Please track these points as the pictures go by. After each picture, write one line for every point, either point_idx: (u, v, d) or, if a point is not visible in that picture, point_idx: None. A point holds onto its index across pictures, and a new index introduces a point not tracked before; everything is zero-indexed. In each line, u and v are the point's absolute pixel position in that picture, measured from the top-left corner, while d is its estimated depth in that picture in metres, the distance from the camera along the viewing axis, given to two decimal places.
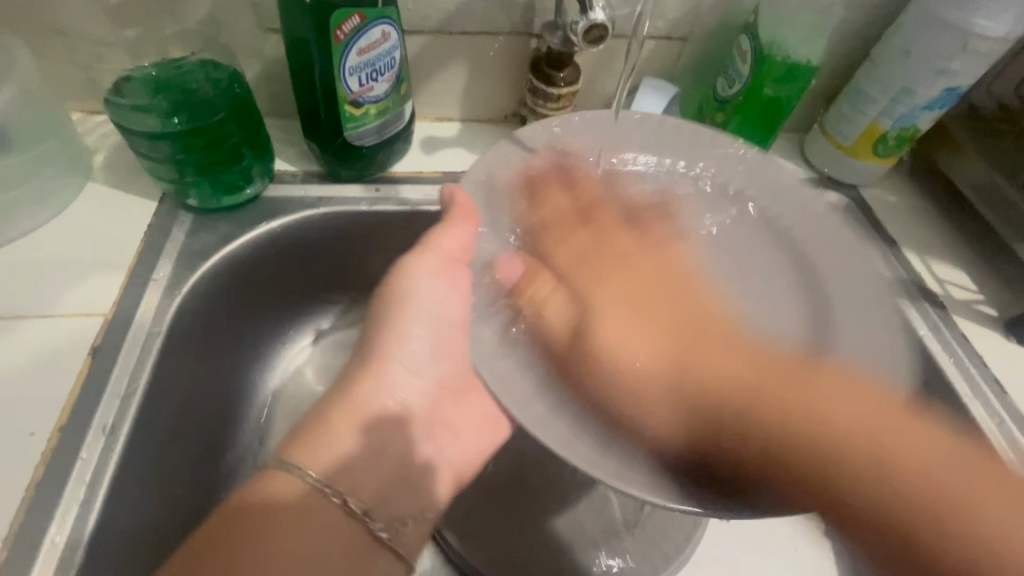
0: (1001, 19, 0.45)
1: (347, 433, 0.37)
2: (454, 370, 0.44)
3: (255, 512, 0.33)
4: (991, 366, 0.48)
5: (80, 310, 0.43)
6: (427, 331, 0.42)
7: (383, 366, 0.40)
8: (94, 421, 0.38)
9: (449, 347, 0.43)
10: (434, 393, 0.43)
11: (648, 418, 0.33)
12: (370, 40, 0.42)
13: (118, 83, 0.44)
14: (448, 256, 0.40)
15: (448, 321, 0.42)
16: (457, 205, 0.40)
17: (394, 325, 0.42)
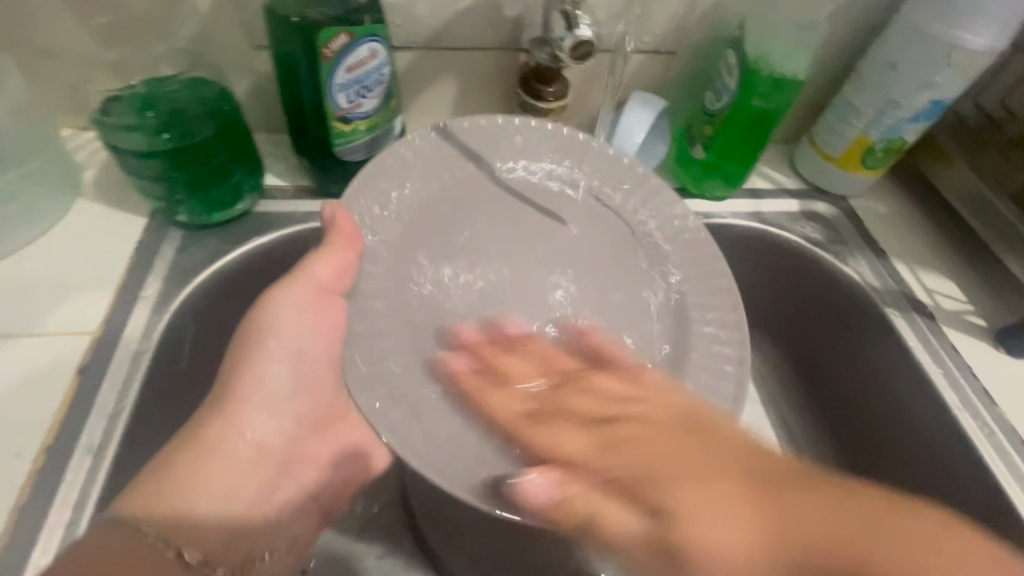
0: (984, 32, 0.45)
1: (195, 483, 0.35)
2: (315, 405, 0.44)
3: (119, 557, 0.30)
4: (980, 376, 0.48)
5: (68, 329, 0.42)
6: (287, 363, 0.41)
7: (237, 408, 0.39)
8: (80, 441, 0.38)
9: (311, 380, 0.43)
10: (291, 431, 0.43)
11: (725, 575, 0.23)
12: (358, 58, 0.42)
13: (106, 104, 0.44)
14: (321, 286, 0.39)
15: (311, 354, 0.42)
16: (337, 229, 0.38)
17: (246, 360, 0.39)
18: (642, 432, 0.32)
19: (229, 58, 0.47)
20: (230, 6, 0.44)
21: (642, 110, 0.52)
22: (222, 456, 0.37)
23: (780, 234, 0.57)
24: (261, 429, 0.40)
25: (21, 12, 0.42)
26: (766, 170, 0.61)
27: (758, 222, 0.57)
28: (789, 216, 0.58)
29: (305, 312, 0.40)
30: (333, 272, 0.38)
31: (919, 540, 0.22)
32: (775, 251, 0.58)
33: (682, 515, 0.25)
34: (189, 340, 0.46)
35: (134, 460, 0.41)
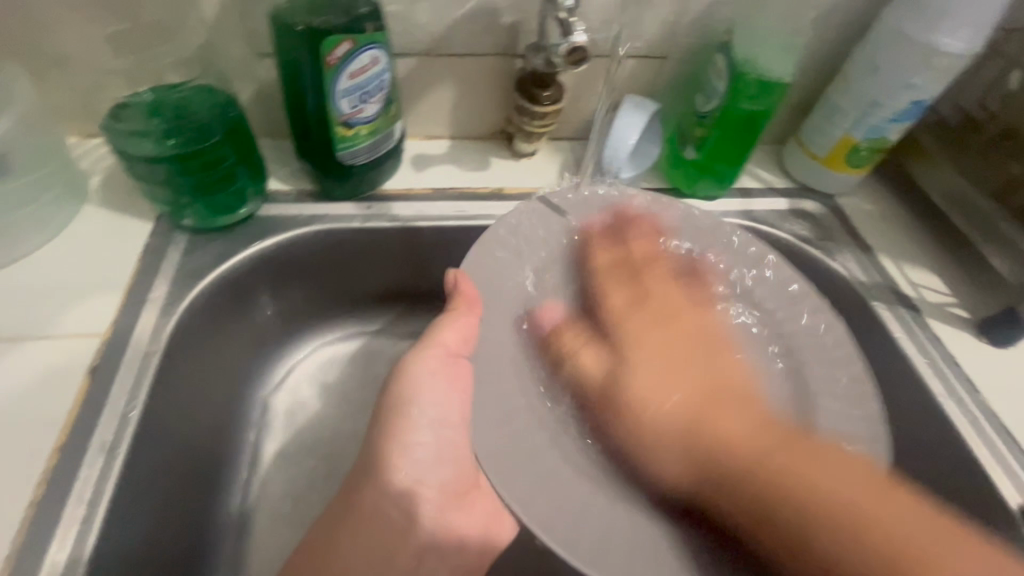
0: (959, 35, 0.47)
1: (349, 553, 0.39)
2: (457, 472, 0.43)
3: None
4: (963, 365, 0.50)
5: (79, 331, 0.43)
6: (430, 433, 0.41)
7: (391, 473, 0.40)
8: (93, 439, 0.39)
9: (450, 451, 0.42)
10: (437, 496, 0.42)
11: (650, 413, 0.40)
12: (359, 65, 0.44)
13: (116, 110, 0.45)
14: (448, 351, 0.40)
15: (449, 423, 0.41)
16: (459, 296, 0.40)
17: (394, 427, 0.41)
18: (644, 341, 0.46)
19: (233, 66, 0.49)
20: (234, 15, 0.45)
21: (634, 114, 0.53)
22: (359, 536, 0.40)
23: (770, 231, 0.59)
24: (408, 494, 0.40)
25: (31, 22, 0.43)
26: (756, 170, 0.63)
27: (750, 220, 0.59)
28: (778, 214, 0.60)
29: (436, 382, 0.41)
30: (458, 339, 0.40)
31: (790, 443, 0.36)
32: (767, 248, 0.59)
33: (633, 379, 0.42)
34: (196, 340, 0.47)
35: (146, 458, 0.41)
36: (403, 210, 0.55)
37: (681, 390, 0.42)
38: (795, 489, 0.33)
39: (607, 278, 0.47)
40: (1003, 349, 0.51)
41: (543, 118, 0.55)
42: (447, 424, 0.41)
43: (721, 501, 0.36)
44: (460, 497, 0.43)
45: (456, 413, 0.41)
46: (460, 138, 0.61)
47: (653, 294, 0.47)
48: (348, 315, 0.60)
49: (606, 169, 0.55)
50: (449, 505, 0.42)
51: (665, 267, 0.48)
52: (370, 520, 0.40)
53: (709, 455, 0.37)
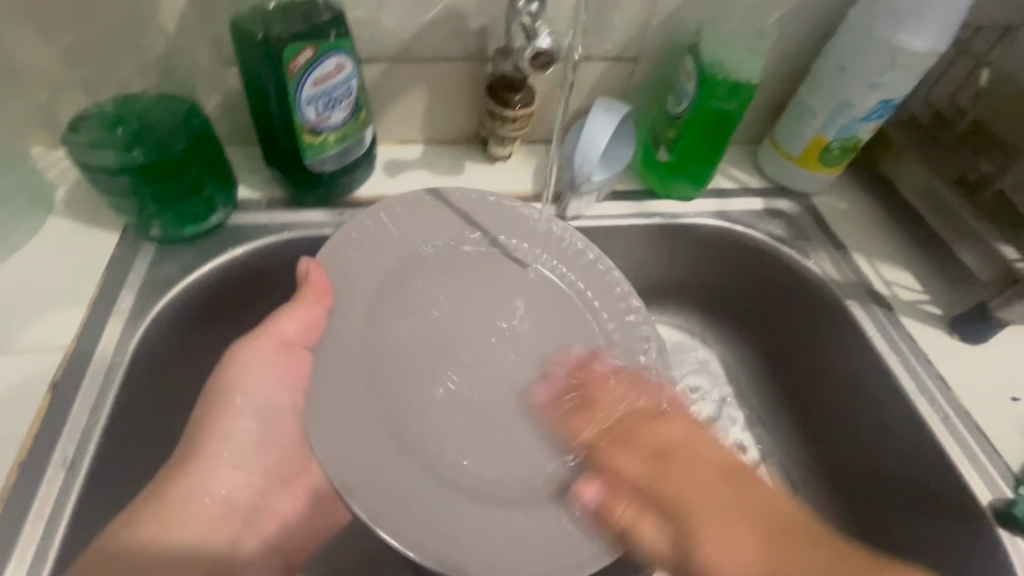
0: (926, 33, 0.47)
1: (169, 520, 0.38)
2: (282, 458, 0.46)
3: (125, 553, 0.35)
4: (935, 362, 0.50)
5: (41, 346, 0.43)
6: (253, 421, 0.44)
7: (207, 461, 0.41)
8: (54, 457, 0.38)
9: (276, 436, 0.45)
10: (262, 484, 0.45)
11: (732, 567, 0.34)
12: (324, 72, 0.43)
13: (76, 122, 0.45)
14: (284, 340, 0.43)
15: (276, 408, 0.45)
16: (309, 285, 0.42)
17: (216, 416, 0.42)
18: (685, 462, 0.41)
19: (199, 75, 0.48)
20: (197, 22, 0.45)
21: (605, 117, 0.53)
22: (174, 508, 0.39)
23: (744, 231, 0.59)
24: (229, 480, 0.43)
25: None
26: (732, 170, 0.63)
27: (724, 221, 0.59)
28: (753, 214, 0.60)
29: (266, 364, 0.43)
30: (296, 326, 0.42)
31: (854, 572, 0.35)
32: (742, 248, 0.60)
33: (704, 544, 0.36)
34: (167, 351, 0.47)
35: (111, 473, 0.41)
36: None
37: (759, 537, 0.36)
38: None
39: (602, 451, 0.43)
40: (976, 345, 0.51)
41: (514, 123, 0.54)
42: (274, 408, 0.45)
43: None
44: (282, 485, 0.47)
45: (285, 400, 0.45)
46: (433, 142, 0.60)
47: (614, 431, 0.44)
48: None
49: (577, 174, 0.54)
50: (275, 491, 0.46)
51: (653, 413, 0.45)
52: (180, 495, 0.39)
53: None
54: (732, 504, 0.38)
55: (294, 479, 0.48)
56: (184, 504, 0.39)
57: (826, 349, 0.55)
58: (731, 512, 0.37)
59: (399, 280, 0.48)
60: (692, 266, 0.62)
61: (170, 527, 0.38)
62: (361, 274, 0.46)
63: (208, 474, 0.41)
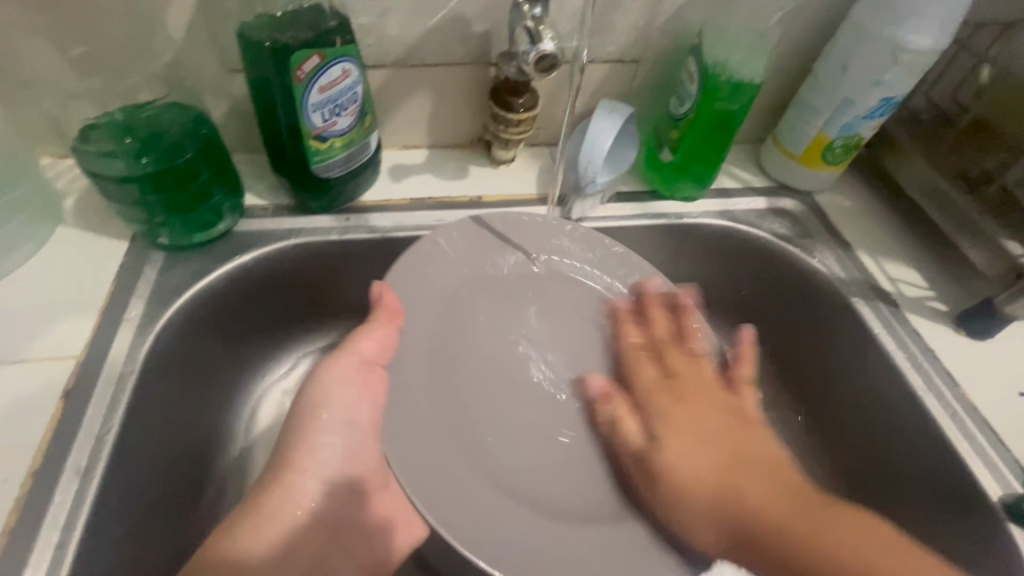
0: (927, 31, 0.48)
1: (265, 538, 0.39)
2: (369, 472, 0.45)
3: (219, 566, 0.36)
4: (942, 358, 0.50)
5: (53, 354, 0.43)
6: (339, 435, 0.42)
7: (294, 476, 0.41)
8: (68, 464, 0.39)
9: (358, 453, 0.44)
10: (346, 497, 0.44)
11: (688, 478, 0.39)
12: (330, 78, 0.44)
13: (85, 131, 0.45)
14: (364, 357, 0.42)
15: (361, 425, 0.43)
16: (383, 306, 0.43)
17: (305, 427, 0.42)
18: (698, 396, 0.45)
19: (206, 83, 0.49)
20: (203, 32, 0.45)
21: (610, 117, 0.53)
22: (268, 520, 0.39)
23: (749, 230, 0.59)
24: (314, 496, 0.42)
25: None
26: (734, 170, 0.64)
27: (728, 220, 0.59)
28: (757, 213, 0.60)
29: (351, 384, 0.42)
30: (376, 346, 0.42)
31: (811, 505, 0.36)
32: (747, 247, 0.60)
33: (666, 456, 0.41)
34: (177, 356, 0.47)
35: (126, 479, 0.41)
36: (381, 220, 0.55)
37: (714, 458, 0.40)
38: (805, 543, 0.35)
39: (636, 357, 0.48)
40: (982, 340, 0.51)
41: (518, 126, 0.55)
42: (356, 425, 0.43)
43: (757, 548, 0.36)
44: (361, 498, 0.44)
45: (365, 417, 0.43)
46: (437, 147, 0.61)
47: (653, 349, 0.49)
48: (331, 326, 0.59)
49: (583, 175, 0.54)
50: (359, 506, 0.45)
51: (687, 350, 0.49)
52: (276, 509, 0.40)
53: (736, 499, 0.38)
54: (713, 436, 0.42)
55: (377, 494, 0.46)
56: (270, 522, 0.39)
57: (840, 351, 0.55)
58: (705, 439, 0.41)
59: (458, 303, 0.49)
60: (698, 265, 0.62)
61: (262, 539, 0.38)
62: (431, 295, 0.47)
63: (297, 488, 0.41)
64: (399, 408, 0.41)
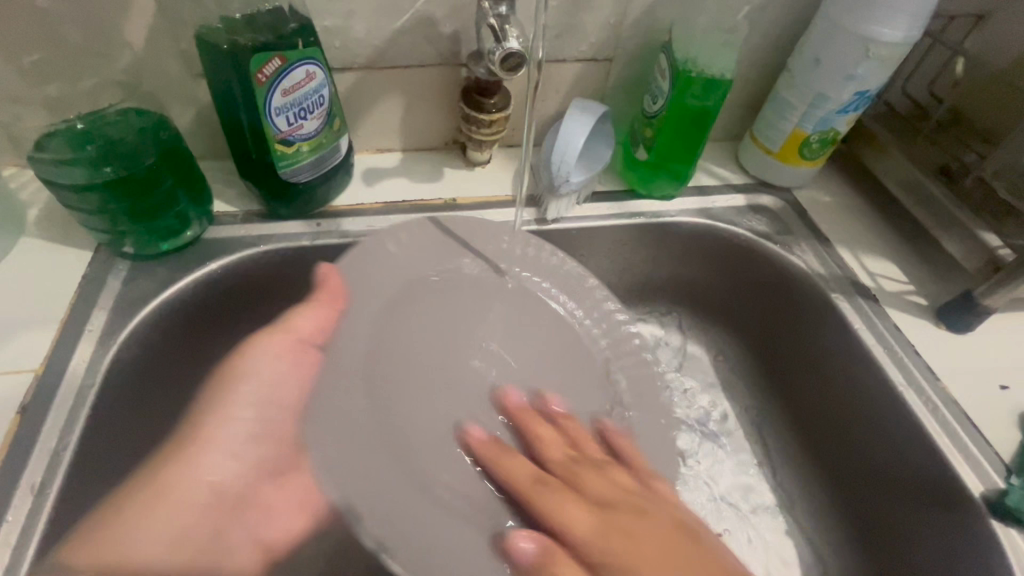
0: (899, 23, 0.47)
1: (161, 511, 0.39)
2: (276, 453, 0.47)
3: (105, 530, 0.37)
4: (922, 353, 0.49)
5: (10, 368, 0.42)
6: (253, 411, 0.44)
7: (199, 450, 0.42)
8: (22, 481, 0.38)
9: (272, 431, 0.46)
10: (251, 475, 0.45)
11: None
12: (293, 81, 0.43)
13: (40, 138, 0.43)
14: (297, 334, 0.43)
15: (280, 404, 0.45)
16: (324, 285, 0.42)
17: (221, 399, 0.43)
18: (637, 521, 0.35)
19: (170, 89, 0.48)
20: (164, 36, 0.44)
21: (581, 116, 0.53)
22: (168, 497, 0.40)
23: (727, 228, 0.58)
24: (219, 472, 0.43)
25: None
26: (712, 168, 0.63)
27: (706, 219, 0.59)
28: (735, 211, 0.60)
29: (276, 361, 0.44)
30: (314, 325, 0.42)
31: None
32: (725, 245, 0.59)
33: None
34: (141, 368, 0.46)
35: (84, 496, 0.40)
36: (354, 225, 0.54)
37: None
38: None
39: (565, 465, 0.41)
40: (963, 334, 0.51)
41: (490, 127, 0.54)
42: (276, 403, 0.45)
43: None
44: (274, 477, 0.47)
45: (287, 395, 0.45)
46: (411, 150, 0.60)
47: (556, 478, 0.40)
48: None
49: (556, 175, 0.53)
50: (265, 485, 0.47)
51: (591, 463, 0.41)
52: (174, 489, 0.40)
53: None
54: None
55: (288, 475, 0.48)
56: (166, 494, 0.40)
57: (821, 349, 0.54)
58: None
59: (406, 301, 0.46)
60: (679, 266, 0.62)
61: (149, 518, 0.38)
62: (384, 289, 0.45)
63: (199, 460, 0.42)
64: (329, 396, 0.39)
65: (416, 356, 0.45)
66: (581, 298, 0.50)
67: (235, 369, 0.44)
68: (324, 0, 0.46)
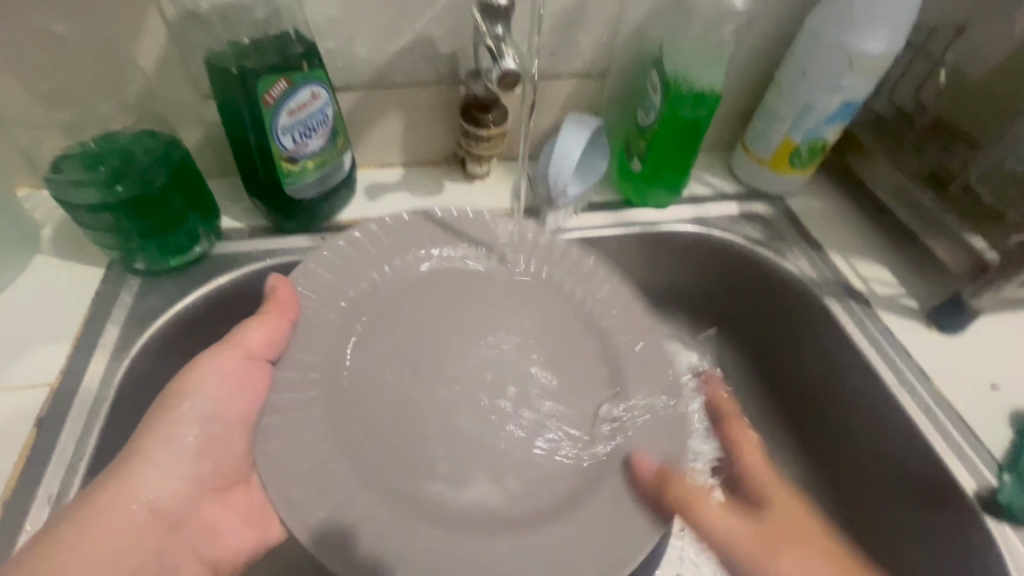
0: (879, 37, 0.49)
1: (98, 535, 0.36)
2: (222, 465, 0.43)
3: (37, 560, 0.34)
4: (914, 354, 0.51)
5: (26, 383, 0.43)
6: (197, 427, 0.41)
7: (137, 468, 0.39)
8: (39, 491, 0.39)
9: (217, 445, 0.42)
10: (193, 492, 0.41)
11: None
12: (299, 102, 0.45)
13: (57, 160, 0.46)
14: (250, 351, 0.43)
15: (225, 419, 0.43)
16: (275, 298, 0.44)
17: (159, 417, 0.41)
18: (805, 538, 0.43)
19: (179, 111, 0.50)
20: (175, 60, 0.46)
21: (577, 131, 0.55)
22: (105, 521, 0.37)
23: (721, 235, 0.60)
24: (161, 489, 0.40)
25: None
26: (705, 177, 0.65)
27: (700, 227, 0.60)
28: (729, 219, 0.61)
29: (219, 380, 0.42)
30: (262, 339, 0.43)
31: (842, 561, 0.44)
32: (719, 252, 0.61)
33: None
34: (150, 381, 0.47)
35: None
36: None
37: None
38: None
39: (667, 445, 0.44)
40: (954, 335, 0.52)
41: (489, 141, 0.56)
42: (223, 419, 0.42)
43: None
44: (219, 491, 0.43)
45: (232, 410, 0.43)
46: (412, 165, 0.62)
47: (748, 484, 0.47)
48: None
49: (553, 187, 0.55)
50: (211, 500, 0.42)
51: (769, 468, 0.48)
52: (113, 512, 0.37)
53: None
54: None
55: (233, 488, 0.44)
56: (102, 519, 0.37)
57: (817, 351, 0.55)
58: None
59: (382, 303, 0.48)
60: (674, 272, 0.63)
61: (83, 540, 0.36)
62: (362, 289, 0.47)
63: (137, 479, 0.39)
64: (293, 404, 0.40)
65: (406, 343, 0.47)
66: (569, 272, 0.51)
67: (178, 387, 0.42)
68: (327, 24, 0.48)
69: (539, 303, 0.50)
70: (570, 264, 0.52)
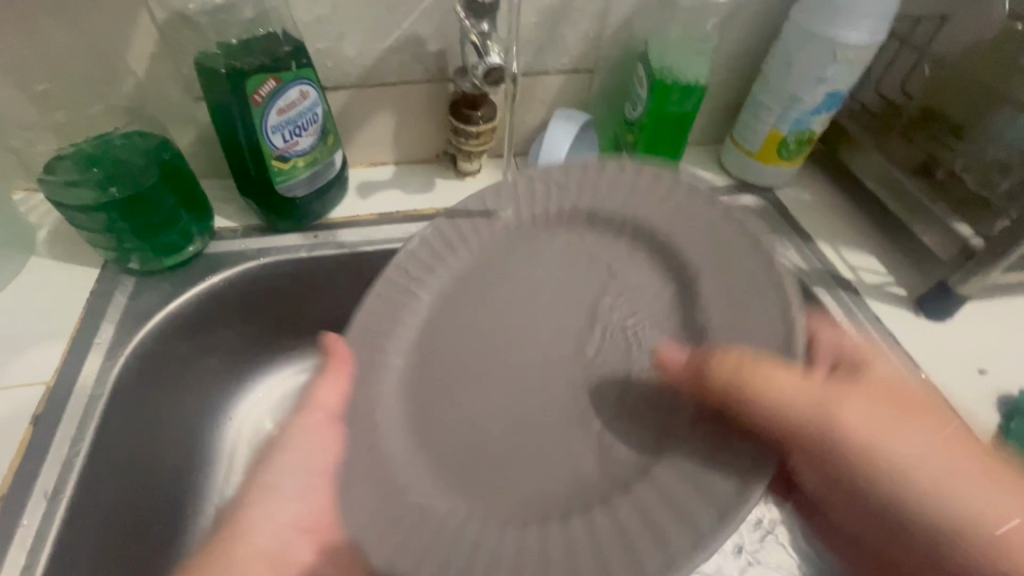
0: (861, 28, 0.50)
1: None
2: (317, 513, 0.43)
3: None
4: (902, 341, 0.51)
5: (22, 381, 0.44)
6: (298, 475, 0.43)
7: (242, 514, 0.43)
8: (37, 487, 0.40)
9: (315, 493, 0.43)
10: (291, 532, 0.43)
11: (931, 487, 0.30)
12: (288, 101, 0.45)
13: (51, 162, 0.47)
14: (327, 409, 0.41)
15: (315, 468, 0.43)
16: (334, 355, 0.40)
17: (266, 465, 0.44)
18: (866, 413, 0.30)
19: (170, 112, 0.50)
20: (165, 63, 0.47)
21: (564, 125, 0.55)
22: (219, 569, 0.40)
23: None
24: (269, 535, 0.42)
25: None
26: (696, 170, 0.65)
27: None
28: None
29: (307, 435, 0.43)
30: (333, 397, 0.40)
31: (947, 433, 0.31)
32: None
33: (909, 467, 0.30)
34: (145, 379, 0.48)
35: (93, 502, 0.42)
36: (349, 236, 0.56)
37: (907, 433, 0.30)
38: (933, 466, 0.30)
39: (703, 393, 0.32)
40: (942, 323, 0.52)
41: (478, 137, 0.56)
42: (311, 469, 0.43)
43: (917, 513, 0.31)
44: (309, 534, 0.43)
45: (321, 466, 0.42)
46: (404, 163, 0.62)
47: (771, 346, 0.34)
48: (307, 344, 0.61)
49: None
50: (304, 542, 0.43)
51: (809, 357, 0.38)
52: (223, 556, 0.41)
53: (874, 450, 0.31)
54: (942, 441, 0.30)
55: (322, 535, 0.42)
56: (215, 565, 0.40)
57: None
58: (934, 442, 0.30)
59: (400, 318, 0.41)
60: None
61: None
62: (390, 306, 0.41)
63: (242, 529, 0.42)
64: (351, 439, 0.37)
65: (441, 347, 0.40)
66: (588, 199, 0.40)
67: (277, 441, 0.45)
68: (315, 25, 0.49)
69: (593, 269, 0.38)
70: (604, 185, 0.40)
